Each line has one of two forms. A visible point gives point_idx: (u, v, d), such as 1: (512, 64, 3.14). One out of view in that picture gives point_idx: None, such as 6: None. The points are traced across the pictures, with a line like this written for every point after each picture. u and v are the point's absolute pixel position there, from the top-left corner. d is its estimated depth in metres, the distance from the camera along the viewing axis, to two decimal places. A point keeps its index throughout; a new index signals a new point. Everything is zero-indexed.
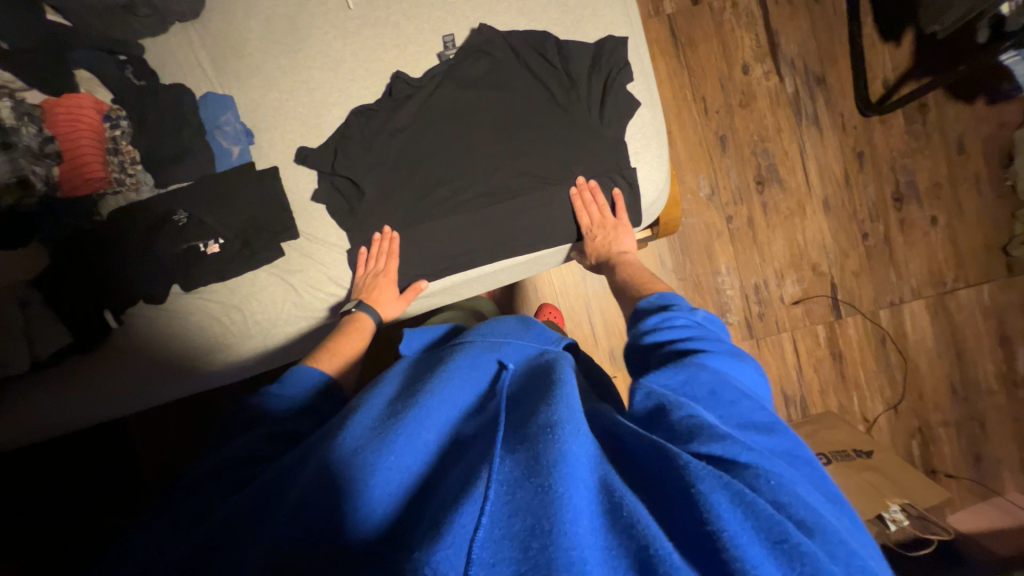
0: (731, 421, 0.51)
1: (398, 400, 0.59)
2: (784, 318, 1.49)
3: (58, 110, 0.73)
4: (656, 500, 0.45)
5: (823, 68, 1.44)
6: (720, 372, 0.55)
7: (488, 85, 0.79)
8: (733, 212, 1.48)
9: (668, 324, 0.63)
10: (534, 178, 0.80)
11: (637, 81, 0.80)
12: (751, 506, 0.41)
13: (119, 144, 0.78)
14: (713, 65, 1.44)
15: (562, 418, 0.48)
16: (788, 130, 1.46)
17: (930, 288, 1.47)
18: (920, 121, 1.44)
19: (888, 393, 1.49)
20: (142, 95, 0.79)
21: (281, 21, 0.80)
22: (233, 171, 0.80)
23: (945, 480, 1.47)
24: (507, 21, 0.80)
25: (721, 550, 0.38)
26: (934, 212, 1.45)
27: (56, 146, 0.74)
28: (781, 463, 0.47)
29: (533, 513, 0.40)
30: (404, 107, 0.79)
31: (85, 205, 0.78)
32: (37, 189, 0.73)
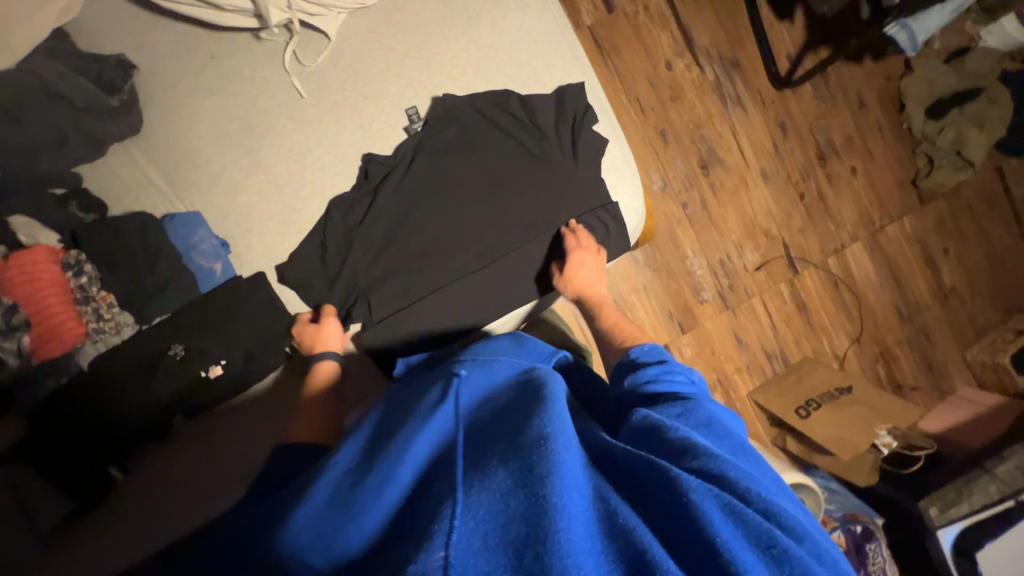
0: (724, 447, 0.56)
1: (386, 433, 0.58)
2: (751, 284, 1.62)
3: (13, 276, 0.70)
4: (649, 507, 0.48)
5: (735, 53, 1.56)
6: (713, 412, 0.61)
7: (462, 149, 0.82)
8: (686, 198, 1.58)
9: (669, 376, 0.66)
10: (527, 229, 0.83)
11: (601, 121, 0.85)
12: (743, 518, 0.46)
13: (89, 291, 0.75)
14: (639, 66, 1.52)
15: (554, 431, 0.50)
16: (717, 114, 1.57)
17: (863, 229, 1.65)
18: (824, 85, 1.60)
19: (850, 328, 1.66)
20: (99, 232, 0.75)
21: (234, 122, 0.79)
22: (210, 292, 0.77)
23: (910, 391, 1.67)
24: (464, 86, 0.83)
25: (715, 556, 0.43)
26: (852, 162, 1.63)
27: (21, 314, 0.70)
28: (765, 479, 0.52)
29: (527, 522, 0.41)
30: (382, 187, 0.81)
31: (66, 363, 0.73)
32: (12, 366, 0.70)
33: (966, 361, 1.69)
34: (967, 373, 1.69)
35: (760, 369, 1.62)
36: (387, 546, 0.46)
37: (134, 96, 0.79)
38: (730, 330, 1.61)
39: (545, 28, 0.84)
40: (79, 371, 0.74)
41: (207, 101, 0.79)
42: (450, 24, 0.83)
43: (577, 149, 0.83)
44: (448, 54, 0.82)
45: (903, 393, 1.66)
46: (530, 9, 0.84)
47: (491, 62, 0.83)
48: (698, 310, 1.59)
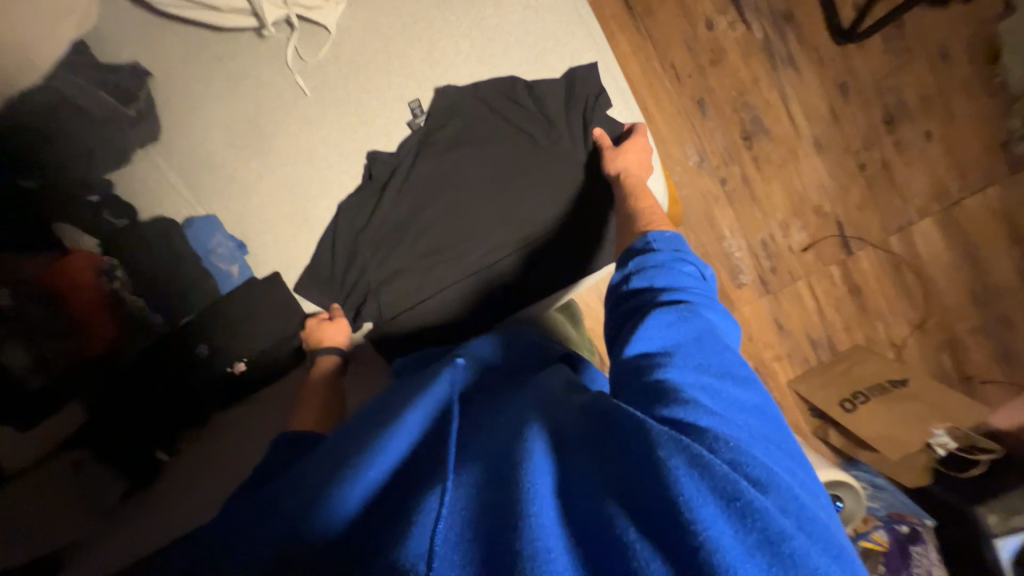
0: (710, 369, 0.55)
1: (379, 416, 0.62)
2: (796, 267, 1.49)
3: (55, 283, 0.77)
4: (617, 452, 0.48)
5: (788, 5, 1.38)
6: (709, 324, 0.59)
7: (469, 142, 0.86)
8: (725, 173, 1.45)
9: (674, 277, 0.64)
10: (535, 227, 0.85)
11: (595, 104, 0.86)
12: (708, 468, 0.44)
13: (122, 295, 0.83)
14: (675, 28, 1.38)
15: (531, 427, 0.53)
16: (765, 78, 1.41)
17: (936, 203, 1.45)
18: (897, 37, 1.39)
19: (911, 315, 1.50)
20: (134, 239, 0.85)
21: (241, 125, 0.90)
22: (237, 281, 0.89)
23: (981, 385, 1.50)
24: (465, 72, 0.89)
25: (674, 509, 0.42)
26: (928, 126, 1.42)
27: (62, 319, 0.77)
28: (745, 418, 0.51)
29: (500, 512, 0.44)
30: (394, 180, 0.86)
31: (107, 359, 0.81)
32: (58, 364, 0.76)
33: None
34: None
35: (804, 358, 1.50)
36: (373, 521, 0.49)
37: (149, 103, 0.90)
38: (771, 316, 1.51)
39: (550, 14, 0.89)
40: (127, 363, 0.82)
41: (215, 104, 0.91)
42: (450, 17, 0.90)
43: (574, 132, 0.86)
44: (451, 43, 0.90)
45: (972, 387, 1.50)
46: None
47: (493, 53, 0.89)
48: (734, 295, 1.50)
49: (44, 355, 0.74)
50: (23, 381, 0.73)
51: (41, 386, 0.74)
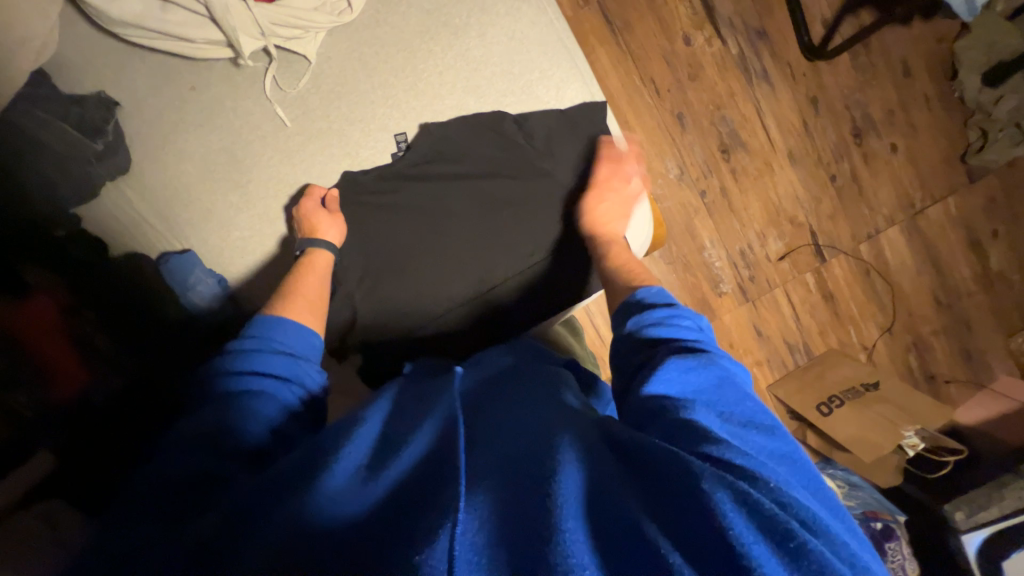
0: (734, 417, 0.54)
1: (393, 428, 0.59)
2: (773, 275, 1.54)
3: (20, 327, 0.77)
4: (655, 489, 0.47)
5: (761, 22, 1.42)
6: (725, 372, 0.59)
7: (458, 168, 0.88)
8: (705, 185, 1.48)
9: (675, 322, 0.66)
10: (521, 256, 0.87)
11: (569, 135, 0.90)
12: (752, 502, 0.43)
13: (88, 339, 0.82)
14: (653, 44, 1.40)
15: (562, 440, 0.51)
16: (741, 93, 1.44)
17: (901, 212, 1.52)
18: (864, 54, 1.44)
19: (880, 319, 1.57)
20: (102, 280, 0.85)
21: (219, 155, 0.89)
22: (217, 315, 0.88)
23: (945, 384, 1.58)
24: (450, 103, 0.94)
25: (724, 544, 0.40)
26: (893, 138, 1.48)
27: (28, 364, 0.77)
28: (778, 465, 0.50)
29: (535, 525, 0.42)
30: (369, 202, 0.88)
31: (77, 402, 0.79)
32: (28, 413, 0.76)
33: (1010, 350, 1.58)
34: (1009, 363, 1.58)
35: (782, 363, 1.56)
36: (387, 519, 0.46)
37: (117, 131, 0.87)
38: (750, 323, 1.55)
39: (530, 49, 0.94)
40: (98, 406, 0.81)
41: (190, 135, 0.90)
42: (433, 49, 0.94)
43: (546, 156, 0.90)
44: (435, 73, 0.94)
45: (936, 386, 1.58)
46: (511, 31, 0.94)
47: (477, 85, 0.94)
48: (716, 303, 1.53)
49: (11, 406, 0.75)
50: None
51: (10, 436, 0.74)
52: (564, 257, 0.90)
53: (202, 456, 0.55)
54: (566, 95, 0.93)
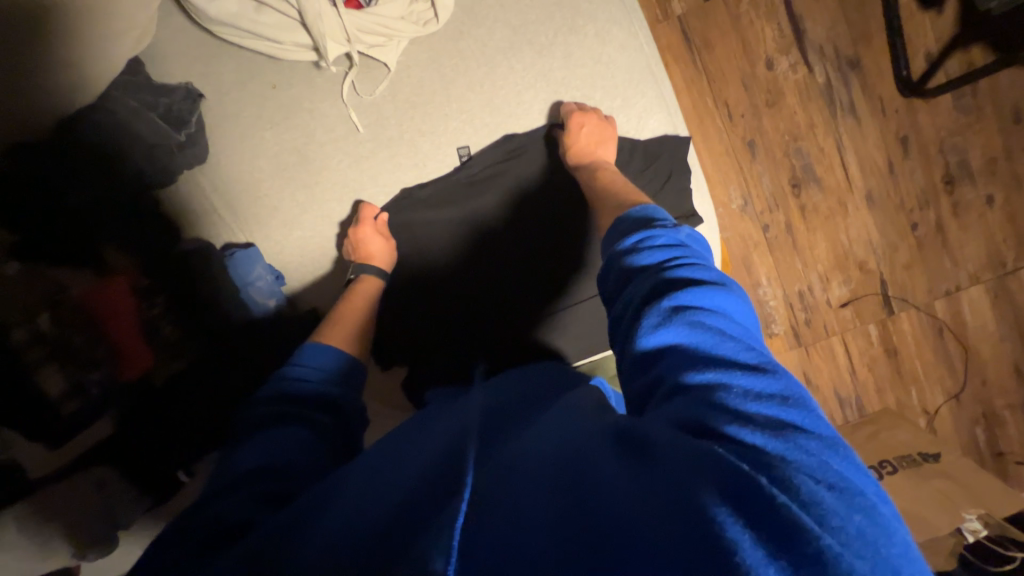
0: (719, 361, 0.52)
1: (412, 436, 0.66)
2: (832, 322, 1.44)
3: (98, 306, 0.80)
4: (632, 453, 0.46)
5: (856, 51, 1.31)
6: (708, 310, 0.56)
7: (488, 185, 0.93)
8: (769, 219, 1.40)
9: (653, 242, 0.65)
10: (558, 278, 0.93)
11: (645, 167, 0.93)
12: (738, 476, 0.40)
13: (155, 321, 0.87)
14: (732, 65, 1.33)
15: (549, 434, 0.53)
16: (822, 125, 1.35)
17: (988, 270, 1.38)
18: (969, 94, 1.31)
19: (948, 383, 1.44)
20: (175, 267, 0.90)
21: (291, 155, 0.96)
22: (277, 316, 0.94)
23: (1015, 464, 1.43)
24: (523, 123, 0.97)
25: (692, 509, 0.39)
26: (991, 190, 1.35)
27: (104, 342, 0.80)
28: (767, 414, 0.47)
29: (518, 514, 0.44)
30: (419, 206, 0.95)
31: (140, 382, 0.85)
32: (93, 391, 0.78)
33: None
34: None
35: (829, 415, 1.48)
36: (389, 524, 0.48)
37: (198, 124, 0.93)
38: (800, 370, 1.46)
39: (617, 75, 0.95)
40: (158, 385, 0.87)
41: (268, 133, 0.96)
42: (514, 65, 0.96)
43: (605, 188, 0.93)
44: (512, 91, 0.96)
45: (1004, 464, 1.44)
46: (597, 54, 0.96)
47: (547, 105, 0.96)
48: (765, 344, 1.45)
49: (81, 381, 0.77)
50: (60, 406, 0.75)
51: (77, 411, 0.77)
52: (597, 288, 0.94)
53: (258, 488, 0.61)
54: (647, 127, 0.95)
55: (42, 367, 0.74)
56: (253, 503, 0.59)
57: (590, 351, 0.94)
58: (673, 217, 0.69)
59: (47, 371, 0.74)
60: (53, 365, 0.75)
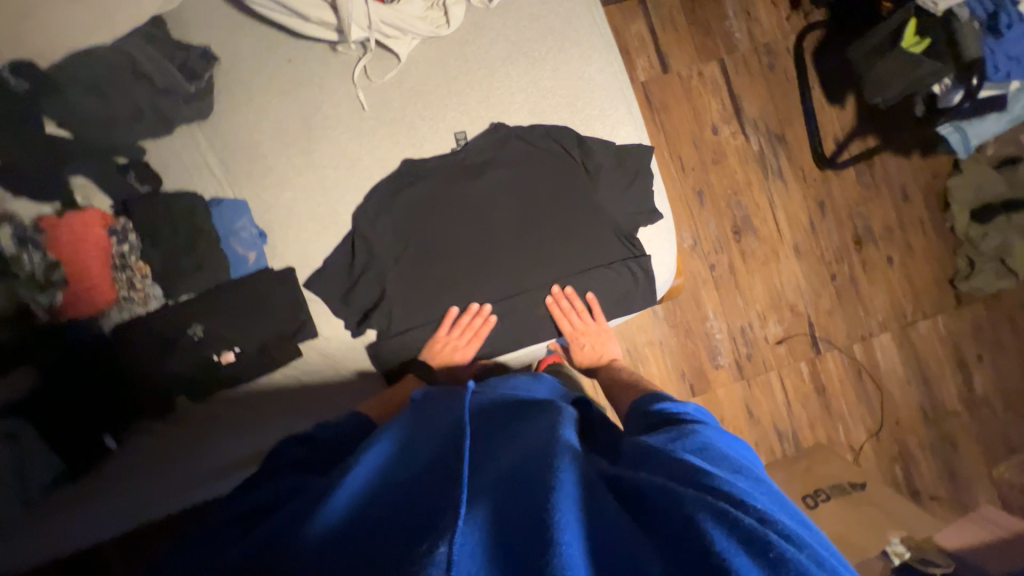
0: (722, 465, 0.58)
1: (407, 435, 0.67)
2: (770, 357, 1.58)
3: (65, 236, 0.80)
4: (639, 511, 0.52)
5: (781, 128, 1.59)
6: (714, 439, 0.63)
7: (487, 171, 0.87)
8: (715, 260, 1.57)
9: (669, 400, 0.75)
10: (556, 269, 0.88)
11: (615, 172, 0.89)
12: (736, 520, 0.47)
13: (127, 260, 0.84)
14: (685, 127, 1.56)
15: (555, 450, 0.57)
16: (757, 184, 1.58)
17: (893, 320, 1.60)
18: (869, 173, 1.60)
19: (869, 422, 1.59)
20: (151, 207, 0.84)
21: (293, 122, 0.89)
22: (254, 277, 0.86)
23: (928, 500, 1.57)
24: (517, 120, 0.90)
25: (702, 558, 0.44)
26: (889, 252, 1.60)
27: (61, 270, 0.80)
28: (763, 496, 0.54)
29: (522, 533, 0.47)
30: (411, 183, 0.87)
31: (92, 319, 0.82)
32: (39, 319, 0.79)
33: (992, 478, 1.60)
34: (992, 491, 1.59)
35: (769, 448, 1.57)
36: (388, 538, 0.51)
37: (209, 83, 0.89)
38: (743, 402, 1.56)
39: (598, 88, 0.91)
40: (102, 334, 0.82)
41: (272, 99, 0.89)
42: (513, 70, 0.90)
43: (601, 190, 0.89)
44: (507, 92, 0.90)
45: (920, 502, 1.56)
46: (584, 72, 0.91)
47: (548, 105, 0.91)
48: (712, 375, 1.55)
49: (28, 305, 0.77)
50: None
51: (8, 340, 0.76)
52: (596, 281, 0.89)
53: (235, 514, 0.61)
54: (619, 133, 0.90)
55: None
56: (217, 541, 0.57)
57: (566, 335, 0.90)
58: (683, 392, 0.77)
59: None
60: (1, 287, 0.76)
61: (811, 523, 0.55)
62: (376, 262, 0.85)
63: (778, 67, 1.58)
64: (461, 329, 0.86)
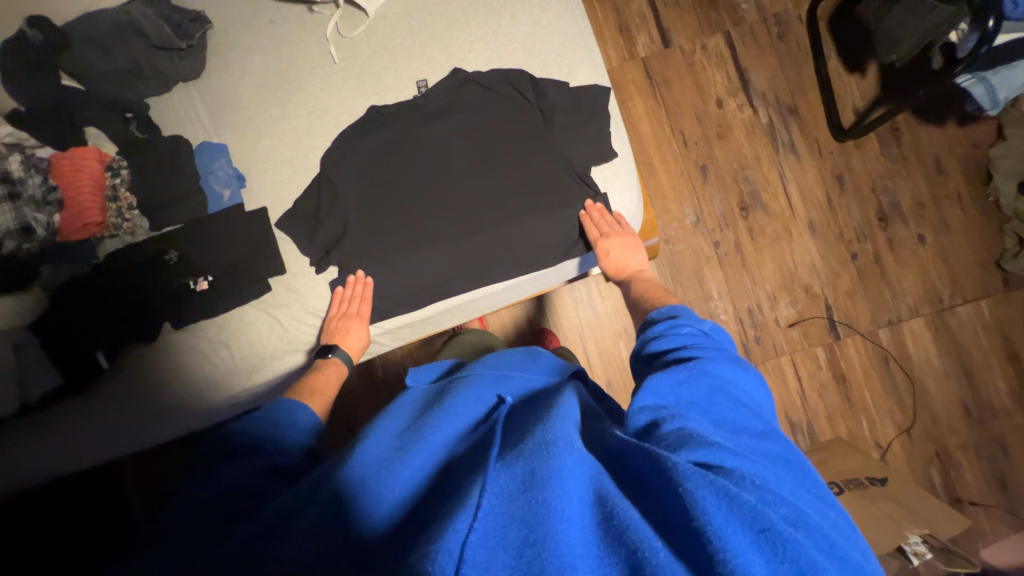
0: (726, 425, 0.58)
1: (407, 425, 0.68)
2: (781, 341, 1.47)
3: (65, 164, 0.88)
4: (642, 494, 0.53)
5: (793, 100, 1.51)
6: (719, 379, 0.62)
7: (448, 115, 0.91)
8: (720, 237, 1.50)
9: (674, 331, 0.72)
10: (512, 211, 0.89)
11: (571, 112, 0.91)
12: (736, 500, 0.47)
13: (117, 191, 0.91)
14: (687, 101, 1.52)
15: (555, 436, 0.55)
16: (766, 158, 1.50)
17: (927, 304, 1.45)
18: (894, 144, 1.48)
19: (899, 417, 1.44)
20: (144, 148, 0.92)
21: (271, 76, 0.94)
22: (225, 212, 0.91)
23: (972, 509, 1.39)
24: (477, 67, 0.94)
25: (704, 539, 0.45)
26: (921, 229, 1.47)
27: (60, 194, 0.88)
28: (768, 463, 0.54)
29: (526, 524, 0.46)
30: (376, 126, 0.92)
31: (89, 244, 0.90)
32: (40, 234, 0.86)
33: None
34: None
35: None
36: (398, 534, 0.53)
37: (203, 43, 0.94)
38: None
39: (555, 35, 0.93)
40: (99, 260, 0.91)
41: (254, 56, 0.95)
42: (472, 21, 0.94)
43: (557, 130, 0.91)
44: (467, 41, 0.94)
45: (962, 510, 1.39)
46: (540, 18, 0.94)
47: (507, 52, 0.93)
48: None
49: (29, 222, 0.85)
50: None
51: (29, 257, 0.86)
52: (555, 227, 0.90)
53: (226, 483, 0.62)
54: (576, 76, 0.92)
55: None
56: (203, 514, 0.58)
57: (523, 272, 0.92)
58: (695, 312, 0.75)
59: (0, 206, 0.83)
60: (7, 204, 0.84)
61: (813, 470, 0.57)
62: (341, 203, 0.90)
63: (789, 37, 1.51)
64: (346, 302, 0.90)
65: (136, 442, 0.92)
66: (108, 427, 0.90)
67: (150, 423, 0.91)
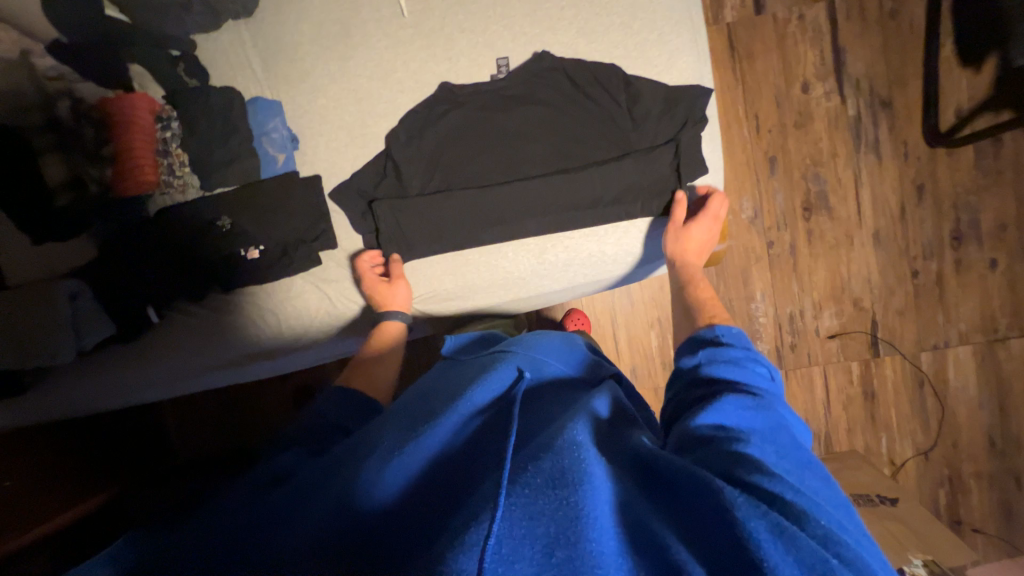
0: (790, 458, 0.53)
1: (428, 403, 0.64)
2: (817, 351, 1.43)
3: (118, 113, 0.86)
4: (680, 507, 0.48)
5: (890, 92, 1.35)
6: (782, 419, 0.59)
7: (527, 100, 0.87)
8: (775, 237, 1.41)
9: (745, 360, 0.67)
10: (575, 208, 0.88)
11: (662, 118, 0.85)
12: (793, 540, 0.42)
13: (169, 146, 0.89)
14: (769, 80, 1.36)
15: (584, 441, 0.53)
16: (844, 156, 1.37)
17: (979, 333, 1.39)
18: (990, 156, 1.34)
19: (920, 438, 1.43)
20: (192, 96, 0.88)
21: (333, 25, 0.90)
22: (279, 182, 0.90)
23: (971, 533, 1.42)
24: (562, 44, 0.88)
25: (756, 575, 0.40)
26: (994, 254, 1.37)
27: (110, 148, 0.88)
28: (828, 505, 0.49)
29: (556, 523, 0.43)
30: (447, 104, 0.88)
31: (134, 200, 0.89)
32: (92, 189, 0.88)
33: None
34: None
35: None
36: (420, 518, 0.49)
37: None
38: None
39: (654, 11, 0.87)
40: (151, 214, 0.90)
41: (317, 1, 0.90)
42: None
43: (643, 138, 0.86)
44: (557, 9, 0.88)
45: (961, 532, 1.42)
46: None
47: (598, 25, 0.88)
48: None
49: (83, 177, 0.87)
50: (56, 195, 0.85)
51: (72, 205, 0.86)
52: (616, 236, 0.90)
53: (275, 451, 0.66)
54: (673, 71, 0.87)
55: (47, 154, 0.85)
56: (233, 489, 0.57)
57: (573, 281, 0.94)
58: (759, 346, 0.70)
59: (54, 155, 0.86)
60: (60, 154, 0.86)
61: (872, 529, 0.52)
62: (406, 188, 0.88)
63: (902, 16, 1.32)
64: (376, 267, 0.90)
65: (176, 389, 0.97)
66: (148, 375, 0.94)
67: (193, 377, 0.95)
